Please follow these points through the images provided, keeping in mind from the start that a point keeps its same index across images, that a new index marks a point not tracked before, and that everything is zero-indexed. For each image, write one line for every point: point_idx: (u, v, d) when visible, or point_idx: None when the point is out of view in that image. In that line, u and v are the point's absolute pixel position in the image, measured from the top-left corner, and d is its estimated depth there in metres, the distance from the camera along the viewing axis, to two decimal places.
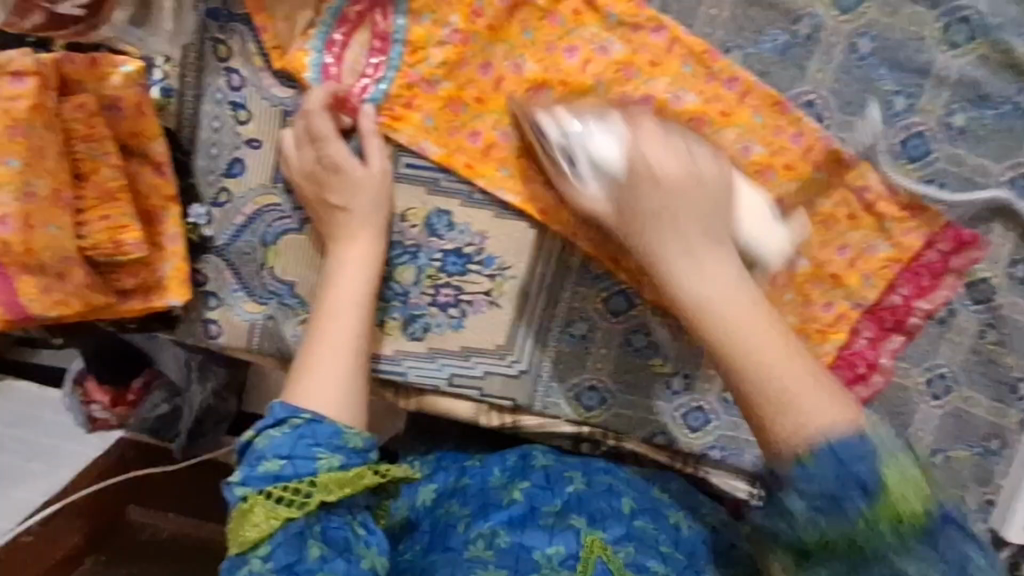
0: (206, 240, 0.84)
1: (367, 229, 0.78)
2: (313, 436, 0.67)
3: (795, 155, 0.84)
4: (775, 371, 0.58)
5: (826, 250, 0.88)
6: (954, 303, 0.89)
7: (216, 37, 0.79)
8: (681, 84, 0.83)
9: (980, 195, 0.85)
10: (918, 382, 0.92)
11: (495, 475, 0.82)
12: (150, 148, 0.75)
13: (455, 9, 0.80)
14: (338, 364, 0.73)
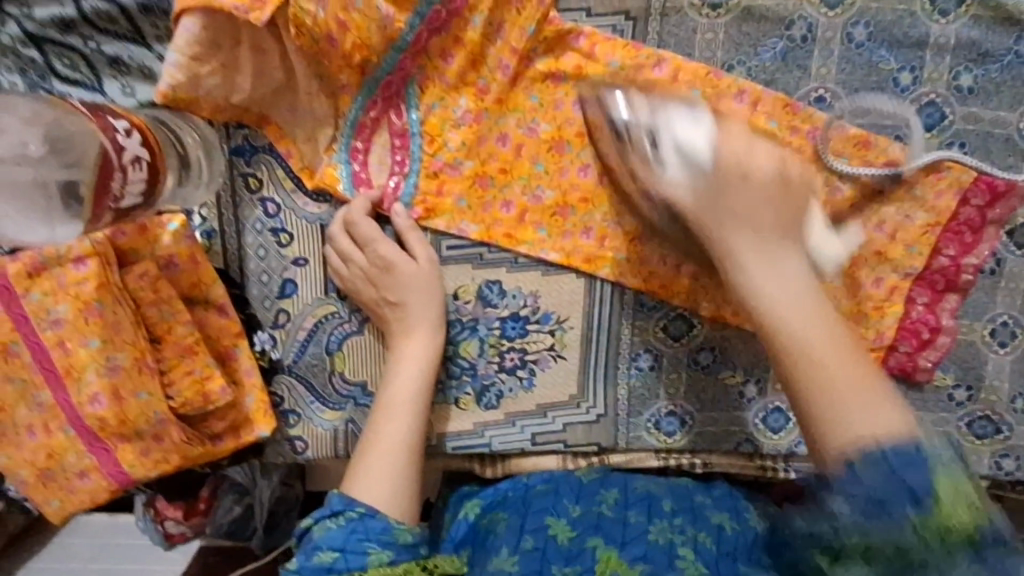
0: (275, 362, 0.86)
1: (420, 320, 0.80)
2: (365, 529, 0.69)
3: (816, 150, 0.86)
4: (832, 374, 0.60)
5: (867, 229, 0.89)
6: (999, 252, 0.91)
7: (244, 171, 0.82)
8: None
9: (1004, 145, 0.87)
10: (984, 334, 0.94)
11: (539, 485, 0.87)
12: (212, 292, 0.77)
13: (463, 92, 0.80)
14: (395, 459, 0.74)
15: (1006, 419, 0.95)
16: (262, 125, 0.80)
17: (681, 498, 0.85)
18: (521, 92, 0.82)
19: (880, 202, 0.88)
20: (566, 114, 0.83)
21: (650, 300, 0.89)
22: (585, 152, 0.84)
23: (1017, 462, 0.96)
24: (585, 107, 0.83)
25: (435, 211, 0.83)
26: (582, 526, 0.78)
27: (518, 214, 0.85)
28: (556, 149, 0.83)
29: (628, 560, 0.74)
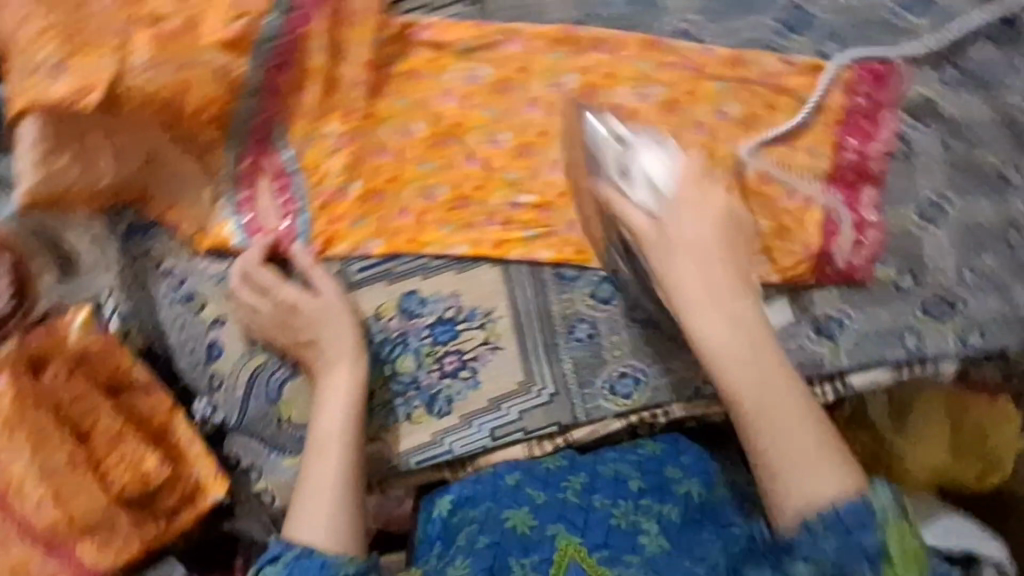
0: (222, 424, 0.87)
1: (334, 356, 0.81)
2: (318, 563, 0.74)
3: (690, 81, 0.85)
4: (790, 450, 0.74)
5: (762, 144, 0.87)
6: (903, 131, 0.90)
7: (142, 251, 0.82)
8: (558, 71, 0.83)
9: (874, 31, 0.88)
10: (913, 218, 0.92)
11: (508, 476, 0.88)
12: (133, 375, 0.78)
13: (331, 116, 0.79)
14: (323, 498, 0.78)
15: (960, 295, 0.94)
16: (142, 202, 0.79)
17: (651, 475, 0.86)
18: (386, 99, 0.80)
19: (771, 115, 0.87)
20: (437, 110, 0.81)
21: (571, 271, 0.89)
22: (466, 142, 0.82)
23: (984, 335, 0.93)
24: (455, 98, 0.81)
25: (336, 238, 0.83)
26: (542, 517, 0.82)
27: (416, 219, 0.84)
28: (438, 143, 0.82)
29: (588, 546, 0.80)
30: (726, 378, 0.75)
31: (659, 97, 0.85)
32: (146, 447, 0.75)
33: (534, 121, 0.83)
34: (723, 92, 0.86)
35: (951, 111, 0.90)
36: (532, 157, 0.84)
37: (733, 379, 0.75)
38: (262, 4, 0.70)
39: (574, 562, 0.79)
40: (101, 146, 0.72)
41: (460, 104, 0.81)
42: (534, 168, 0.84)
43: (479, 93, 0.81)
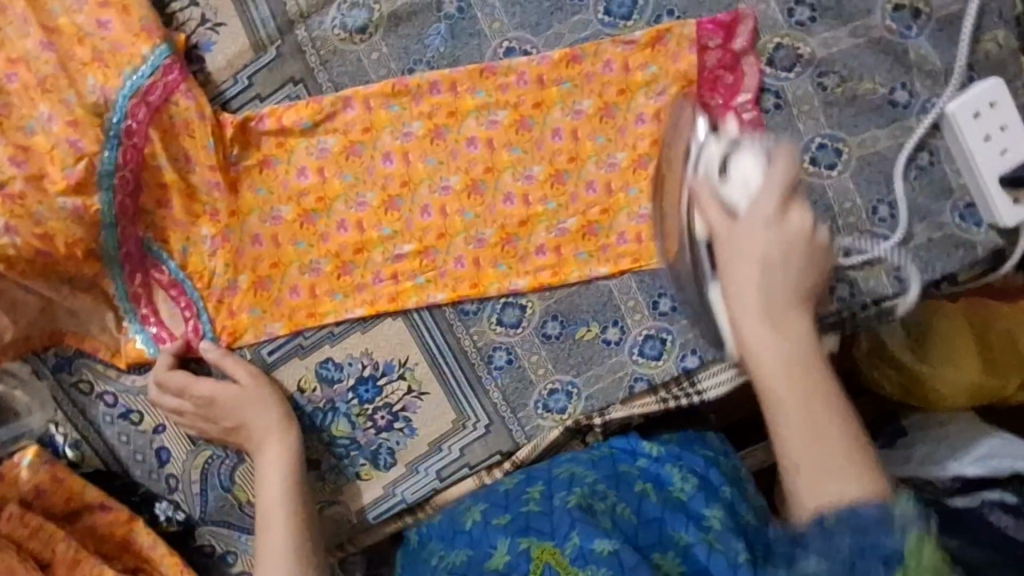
0: (188, 520, 0.92)
1: (265, 439, 0.85)
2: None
3: (535, 93, 0.85)
4: (795, 449, 0.70)
5: (624, 131, 0.86)
6: (770, 83, 0.86)
7: (73, 381, 0.88)
8: (401, 121, 0.85)
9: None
10: (806, 167, 0.87)
11: (467, 504, 0.85)
12: (86, 497, 0.85)
13: (201, 222, 0.84)
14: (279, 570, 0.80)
15: (879, 232, 0.88)
16: (57, 339, 0.86)
17: (602, 468, 0.85)
18: (247, 192, 0.85)
19: (624, 101, 0.85)
20: (296, 188, 0.85)
21: (471, 305, 0.90)
22: (333, 211, 0.85)
23: (917, 266, 0.87)
24: (310, 173, 0.85)
25: (238, 330, 0.86)
26: (512, 528, 0.78)
27: (309, 295, 0.86)
28: (305, 221, 0.85)
29: (561, 544, 0.74)
30: (756, 357, 0.73)
31: (507, 117, 0.85)
32: (104, 565, 0.81)
33: (393, 174, 0.85)
34: (570, 91, 0.85)
35: (814, 51, 0.86)
36: (400, 208, 0.85)
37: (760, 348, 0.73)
38: (94, 143, 0.77)
39: (549, 566, 0.73)
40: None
41: (317, 177, 0.85)
42: (405, 219, 0.86)
43: (331, 162, 0.85)
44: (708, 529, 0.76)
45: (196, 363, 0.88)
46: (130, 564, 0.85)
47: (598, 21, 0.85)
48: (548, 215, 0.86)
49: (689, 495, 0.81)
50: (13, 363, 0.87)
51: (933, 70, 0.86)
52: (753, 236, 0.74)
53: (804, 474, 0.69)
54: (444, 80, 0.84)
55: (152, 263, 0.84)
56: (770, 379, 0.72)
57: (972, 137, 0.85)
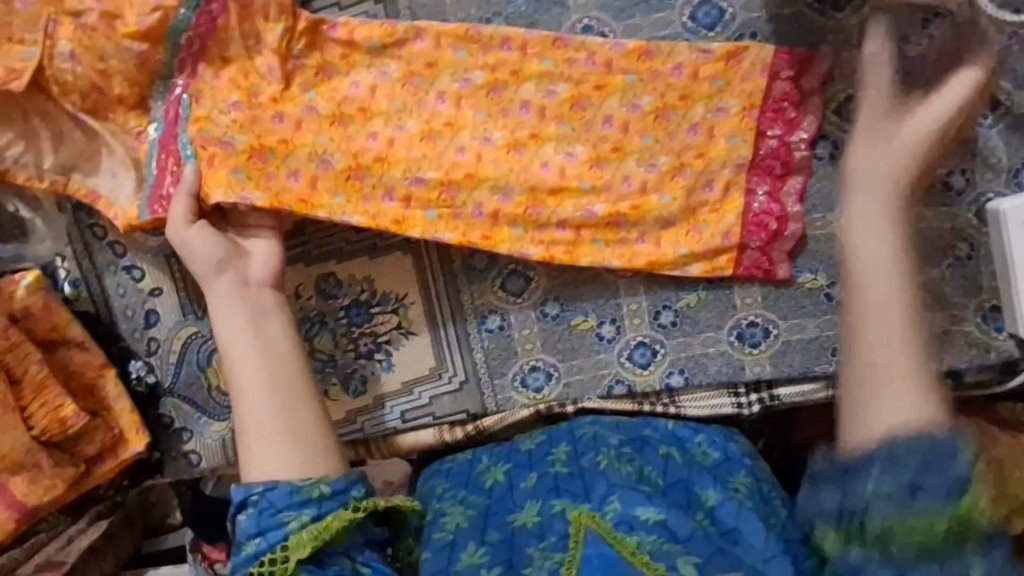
0: (155, 385, 0.95)
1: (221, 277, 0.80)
2: (273, 505, 0.70)
3: (599, 76, 0.85)
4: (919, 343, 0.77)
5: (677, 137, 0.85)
6: (833, 134, 0.86)
7: (90, 223, 0.91)
8: (464, 68, 0.86)
9: (786, 33, 0.83)
10: (842, 224, 0.87)
11: (484, 460, 0.88)
12: (69, 333, 0.87)
13: (234, 90, 0.84)
14: (269, 419, 0.75)
15: None
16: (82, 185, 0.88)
17: (625, 430, 0.88)
18: (296, 88, 0.85)
19: (683, 106, 0.84)
20: (347, 99, 0.85)
21: (480, 263, 0.92)
22: (370, 126, 0.86)
23: None
24: (362, 88, 0.85)
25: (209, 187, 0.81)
26: (543, 489, 0.80)
27: (308, 185, 0.84)
28: (339, 125, 0.85)
29: (597, 508, 0.76)
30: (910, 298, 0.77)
31: (564, 93, 0.85)
32: (66, 398, 0.83)
33: (441, 115, 0.86)
34: (634, 84, 0.85)
35: None
36: (438, 143, 0.86)
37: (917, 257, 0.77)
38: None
39: (590, 531, 0.72)
40: (43, 131, 0.84)
41: (368, 94, 0.85)
42: (439, 151, 0.86)
43: (387, 87, 0.86)
44: (734, 488, 0.80)
45: None
46: (90, 408, 0.87)
47: (681, 23, 0.85)
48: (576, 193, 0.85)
49: (713, 460, 0.85)
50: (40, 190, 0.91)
51: (997, 163, 0.85)
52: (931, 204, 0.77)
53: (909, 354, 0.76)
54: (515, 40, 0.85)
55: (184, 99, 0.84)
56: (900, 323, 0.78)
57: (1017, 240, 0.82)
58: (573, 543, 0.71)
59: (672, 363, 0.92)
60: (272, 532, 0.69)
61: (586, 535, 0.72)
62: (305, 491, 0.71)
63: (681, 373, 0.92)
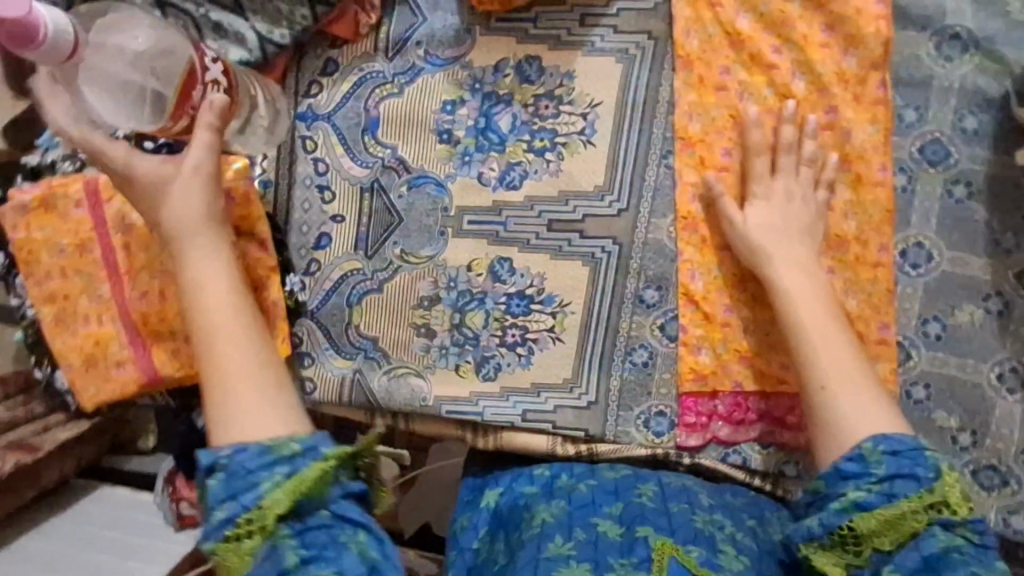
0: (301, 304, 0.96)
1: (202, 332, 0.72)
2: (240, 469, 0.66)
3: (500, 146, 0.94)
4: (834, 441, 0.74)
5: None
6: (1009, 295, 0.91)
7: (305, 134, 0.95)
8: (695, 107, 0.92)
9: (995, 190, 0.90)
10: (990, 377, 0.92)
11: (564, 476, 0.88)
12: (257, 228, 0.89)
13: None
14: (247, 398, 0.70)
15: (1016, 472, 0.91)
16: (342, 75, 0.95)
17: (715, 495, 0.86)
18: None
19: (881, 181, 0.90)
20: (626, 99, 0.93)
21: (650, 298, 0.94)
22: (708, 47, 0.92)
23: None
24: (695, 37, 0.92)
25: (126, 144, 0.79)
26: (628, 521, 0.77)
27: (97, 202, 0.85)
28: (683, 103, 0.93)
29: (681, 544, 0.73)
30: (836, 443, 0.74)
31: None
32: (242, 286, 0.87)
33: (695, 149, 0.92)
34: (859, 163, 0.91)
35: None
36: None
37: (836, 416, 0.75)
38: None
39: (673, 560, 0.70)
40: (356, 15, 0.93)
41: (620, 102, 0.93)
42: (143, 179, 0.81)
43: (634, 106, 0.93)
44: None
45: (407, 189, 0.95)
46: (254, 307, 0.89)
47: (908, 153, 0.91)
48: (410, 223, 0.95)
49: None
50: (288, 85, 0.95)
51: None
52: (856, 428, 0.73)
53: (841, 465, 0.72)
54: (801, 105, 0.91)
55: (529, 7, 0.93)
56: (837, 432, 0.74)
57: None
58: (656, 570, 0.69)
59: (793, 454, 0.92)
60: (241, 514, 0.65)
61: (671, 565, 0.69)
62: (269, 460, 0.66)
63: (799, 466, 0.92)
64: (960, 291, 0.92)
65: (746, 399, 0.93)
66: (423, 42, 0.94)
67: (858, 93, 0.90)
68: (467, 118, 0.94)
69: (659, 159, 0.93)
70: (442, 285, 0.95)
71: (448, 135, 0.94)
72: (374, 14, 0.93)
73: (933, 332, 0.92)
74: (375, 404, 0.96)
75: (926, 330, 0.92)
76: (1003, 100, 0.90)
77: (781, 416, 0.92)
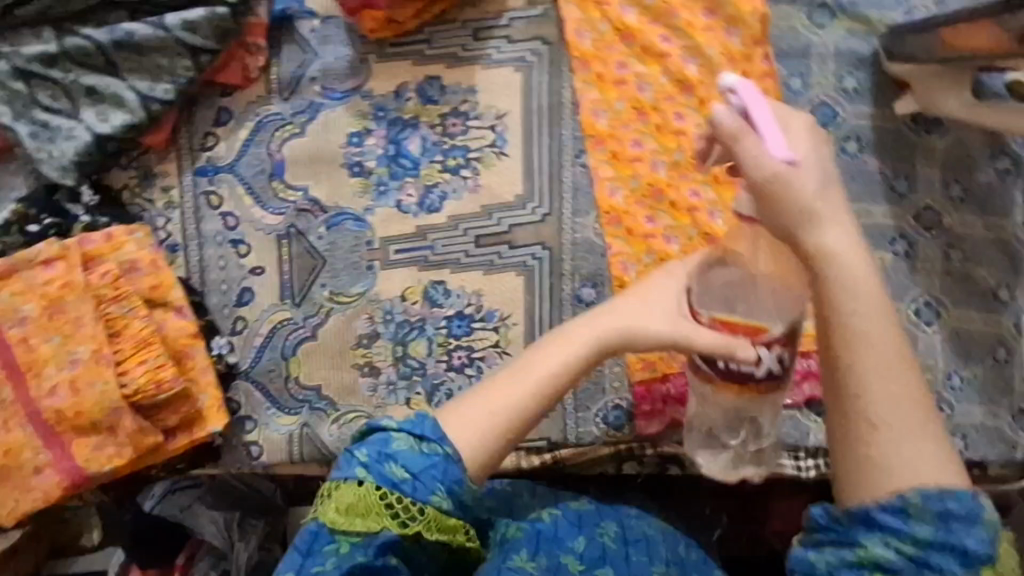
0: (232, 366, 0.91)
1: (581, 342, 0.66)
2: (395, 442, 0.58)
3: (414, 171, 0.93)
4: (903, 422, 0.50)
5: (679, 176, 0.95)
6: (911, 235, 0.98)
7: (207, 189, 0.90)
8: (599, 104, 0.94)
9: (882, 140, 0.97)
10: (908, 313, 0.98)
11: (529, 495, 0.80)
12: (170, 295, 0.83)
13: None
14: (520, 396, 0.63)
15: (945, 396, 0.98)
16: (240, 121, 0.91)
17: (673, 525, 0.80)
18: None
19: None
20: (533, 105, 0.94)
21: (588, 296, 0.94)
22: (603, 45, 0.95)
23: (965, 440, 0.97)
24: (589, 37, 0.95)
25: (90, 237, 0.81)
26: (588, 559, 0.72)
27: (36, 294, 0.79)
28: (587, 102, 0.94)
29: None
30: (904, 426, 0.50)
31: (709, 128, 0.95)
32: (167, 359, 0.80)
33: (607, 144, 0.94)
34: None
35: (953, 224, 0.98)
36: (65, 312, 0.79)
37: (878, 370, 0.51)
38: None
39: None
40: (245, 60, 0.90)
41: (527, 109, 0.94)
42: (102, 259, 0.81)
43: (541, 111, 0.94)
44: None
45: (327, 229, 0.92)
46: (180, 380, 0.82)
47: None
48: (336, 263, 0.92)
49: None
50: (182, 139, 0.90)
51: None
52: (932, 443, 0.50)
53: (884, 481, 0.50)
54: (696, 88, 0.94)
55: (422, 28, 0.93)
56: (886, 406, 0.50)
57: None
58: None
59: None
60: (378, 470, 0.57)
61: None
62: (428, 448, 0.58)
63: None
64: (869, 239, 0.98)
65: None
66: (318, 77, 0.92)
67: (749, 67, 0.94)
68: (375, 148, 0.92)
69: (574, 160, 0.94)
70: (379, 321, 0.93)
71: (360, 167, 0.92)
72: (261, 56, 0.91)
73: None
74: (331, 456, 0.91)
75: None
76: (874, 58, 0.97)
77: None
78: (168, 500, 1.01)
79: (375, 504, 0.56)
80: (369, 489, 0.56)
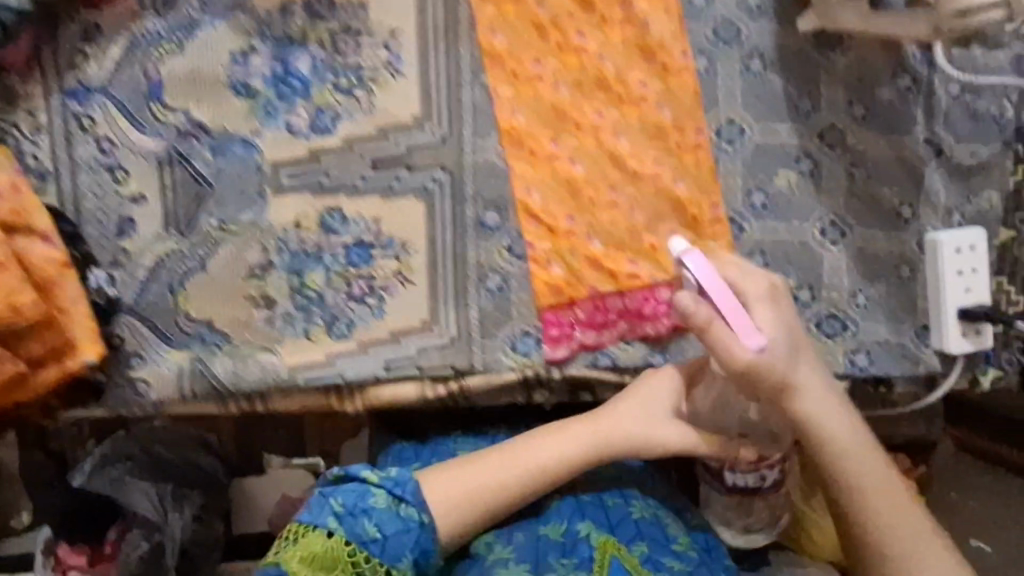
0: (113, 301, 0.85)
1: (580, 443, 0.81)
2: (364, 498, 0.72)
3: (304, 94, 0.88)
4: (877, 506, 0.77)
5: (581, 96, 0.93)
6: (815, 155, 0.98)
7: (78, 112, 0.85)
8: (497, 23, 0.91)
9: (786, 59, 0.96)
10: (814, 233, 0.99)
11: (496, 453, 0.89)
12: (34, 221, 0.78)
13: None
14: (534, 477, 0.78)
15: (851, 315, 0.99)
16: (110, 38, 0.85)
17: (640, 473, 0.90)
18: None
19: (685, 67, 0.94)
20: (428, 22, 0.90)
21: (492, 222, 0.92)
22: None
23: (869, 357, 0.99)
24: None
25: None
26: (567, 517, 0.81)
27: None
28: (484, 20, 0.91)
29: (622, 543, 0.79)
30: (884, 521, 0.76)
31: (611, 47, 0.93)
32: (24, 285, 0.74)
33: (506, 65, 0.91)
34: (661, 52, 0.94)
35: (857, 143, 0.98)
36: None
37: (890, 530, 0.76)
38: None
39: (613, 559, 0.77)
40: None
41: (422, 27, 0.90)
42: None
43: (436, 29, 0.90)
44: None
45: (211, 153, 0.87)
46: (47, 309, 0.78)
47: (704, 35, 0.95)
48: (224, 190, 0.88)
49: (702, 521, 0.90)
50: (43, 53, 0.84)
51: (936, 202, 0.99)
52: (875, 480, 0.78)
53: None
54: (597, 6, 0.93)
55: None
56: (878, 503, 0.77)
57: (946, 267, 0.97)
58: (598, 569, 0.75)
59: (656, 344, 0.95)
60: (349, 523, 0.70)
61: (611, 564, 0.76)
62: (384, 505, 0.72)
63: (663, 355, 0.95)
64: (774, 160, 0.97)
65: (602, 299, 0.94)
66: None
67: None
68: (261, 67, 0.87)
69: (472, 80, 0.91)
70: (273, 250, 0.89)
71: (245, 88, 0.87)
72: None
73: (759, 202, 0.97)
74: (225, 391, 0.88)
75: (752, 201, 0.97)
76: None
77: (638, 309, 0.94)
78: (98, 477, 0.98)
79: (336, 555, 0.69)
80: (339, 543, 0.69)
